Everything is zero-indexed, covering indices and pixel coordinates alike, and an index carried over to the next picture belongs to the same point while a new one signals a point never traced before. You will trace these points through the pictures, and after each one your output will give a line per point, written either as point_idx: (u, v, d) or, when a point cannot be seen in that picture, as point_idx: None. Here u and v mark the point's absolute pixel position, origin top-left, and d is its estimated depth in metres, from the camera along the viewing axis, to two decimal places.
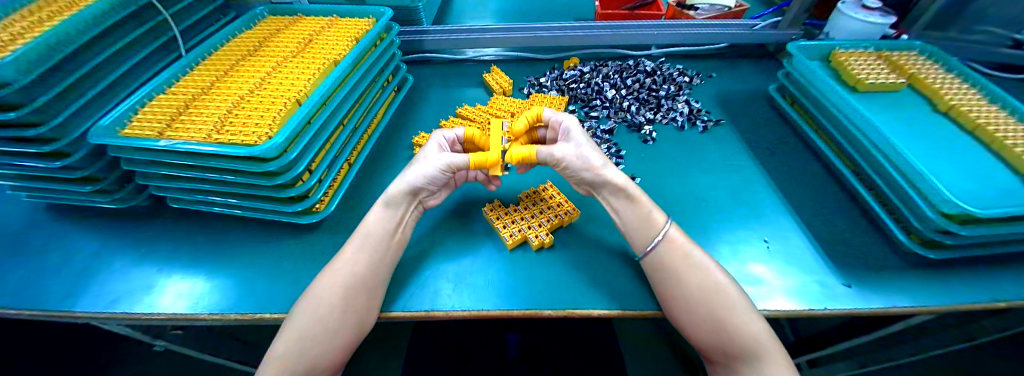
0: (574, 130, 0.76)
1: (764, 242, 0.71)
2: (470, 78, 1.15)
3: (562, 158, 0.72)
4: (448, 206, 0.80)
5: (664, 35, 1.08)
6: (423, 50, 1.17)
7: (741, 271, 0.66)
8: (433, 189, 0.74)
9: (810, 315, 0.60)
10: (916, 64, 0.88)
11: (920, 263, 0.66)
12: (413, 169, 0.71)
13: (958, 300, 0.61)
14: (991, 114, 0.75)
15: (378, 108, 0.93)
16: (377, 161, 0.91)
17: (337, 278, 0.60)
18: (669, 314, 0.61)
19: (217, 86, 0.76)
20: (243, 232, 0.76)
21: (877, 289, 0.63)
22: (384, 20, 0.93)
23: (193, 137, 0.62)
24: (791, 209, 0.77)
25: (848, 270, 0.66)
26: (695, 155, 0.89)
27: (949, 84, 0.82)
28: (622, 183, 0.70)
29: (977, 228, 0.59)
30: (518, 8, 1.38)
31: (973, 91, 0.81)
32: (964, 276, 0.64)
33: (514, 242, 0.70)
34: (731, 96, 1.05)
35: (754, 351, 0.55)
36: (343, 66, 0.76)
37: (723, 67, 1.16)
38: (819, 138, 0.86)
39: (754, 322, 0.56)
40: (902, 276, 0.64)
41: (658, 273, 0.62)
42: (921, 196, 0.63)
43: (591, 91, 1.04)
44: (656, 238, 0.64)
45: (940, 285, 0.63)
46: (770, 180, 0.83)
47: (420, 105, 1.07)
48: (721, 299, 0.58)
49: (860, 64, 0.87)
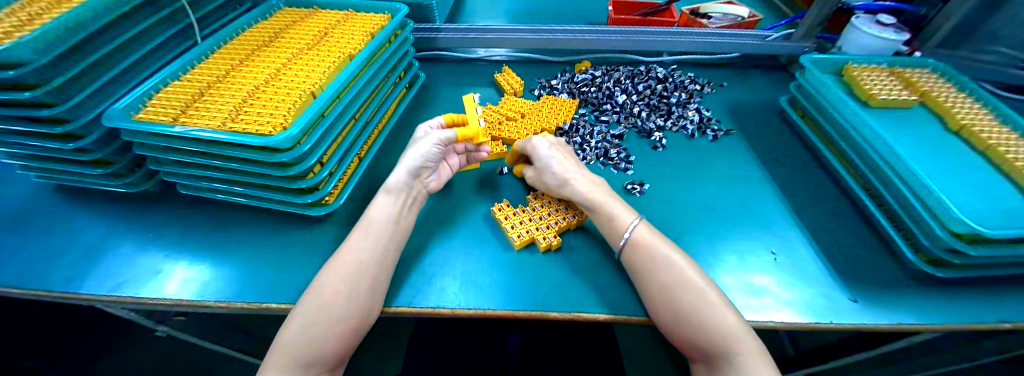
0: (535, 152, 0.77)
1: (771, 254, 0.71)
2: (482, 77, 1.15)
3: (534, 184, 0.80)
4: (459, 202, 0.80)
5: (678, 42, 1.08)
6: (435, 48, 1.17)
7: (747, 281, 0.66)
8: (432, 168, 0.75)
9: (815, 328, 0.61)
10: (928, 82, 0.88)
11: (927, 281, 0.66)
12: (411, 151, 0.73)
13: (962, 320, 0.61)
14: (1002, 135, 0.75)
15: (391, 102, 0.94)
16: (387, 156, 0.91)
17: (347, 269, 0.60)
18: (652, 313, 0.61)
19: (232, 75, 0.76)
20: (251, 221, 0.77)
21: (884, 306, 0.63)
22: (400, 17, 0.93)
23: (208, 125, 0.62)
24: (798, 220, 0.77)
25: (853, 285, 0.66)
26: (705, 164, 0.89)
27: (960, 103, 0.82)
28: (581, 200, 0.72)
29: (987, 248, 0.59)
30: (531, 10, 1.38)
31: (984, 111, 0.81)
32: (970, 296, 0.64)
33: (521, 243, 0.71)
34: (743, 106, 1.05)
35: (728, 349, 0.54)
36: (358, 60, 0.76)
37: (735, 77, 1.16)
38: (831, 152, 0.86)
39: (730, 322, 0.55)
40: (908, 293, 0.64)
41: (634, 272, 0.63)
42: (931, 214, 0.63)
43: (602, 96, 1.04)
44: (624, 236, 0.65)
45: (944, 303, 0.63)
46: (778, 191, 0.83)
47: (430, 102, 1.07)
48: (699, 297, 0.57)
49: (873, 79, 0.87)
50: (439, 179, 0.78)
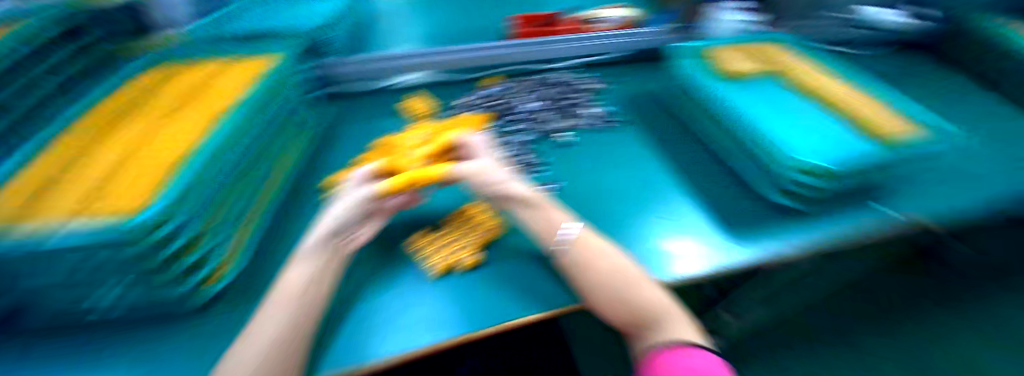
0: (480, 148, 0.82)
1: (670, 219, 0.79)
2: (384, 107, 1.11)
3: (468, 173, 0.75)
4: (367, 247, 0.76)
5: (570, 48, 1.19)
6: (330, 84, 1.12)
7: (655, 248, 0.73)
8: (351, 231, 0.70)
9: (717, 273, 0.69)
10: (769, 50, 1.04)
11: (797, 212, 0.79)
12: (329, 210, 0.69)
13: (833, 236, 0.75)
14: (827, 84, 0.91)
15: (283, 151, 0.88)
16: (296, 202, 0.86)
17: (249, 351, 0.52)
18: (589, 306, 0.65)
19: (81, 152, 0.65)
20: (115, 334, 0.62)
21: (761, 239, 0.75)
22: (281, 62, 0.90)
23: (43, 216, 0.51)
24: (689, 190, 0.86)
25: (737, 230, 0.77)
26: (608, 154, 0.95)
27: (795, 63, 0.98)
28: (526, 195, 0.73)
29: (831, 178, 0.73)
30: (427, 29, 1.35)
31: (813, 66, 0.97)
32: (832, 217, 0.78)
33: (439, 271, 0.72)
34: (633, 98, 1.13)
35: (657, 319, 0.62)
36: (233, 122, 0.71)
37: (625, 72, 1.22)
38: (708, 125, 0.97)
39: (654, 295, 0.64)
40: (783, 225, 0.78)
41: (570, 272, 0.66)
42: (784, 161, 0.76)
43: (507, 107, 1.06)
44: (563, 236, 0.68)
45: (818, 227, 0.76)
46: (672, 170, 0.91)
47: (333, 143, 1.02)
48: (626, 279, 0.64)
49: (724, 58, 1.01)
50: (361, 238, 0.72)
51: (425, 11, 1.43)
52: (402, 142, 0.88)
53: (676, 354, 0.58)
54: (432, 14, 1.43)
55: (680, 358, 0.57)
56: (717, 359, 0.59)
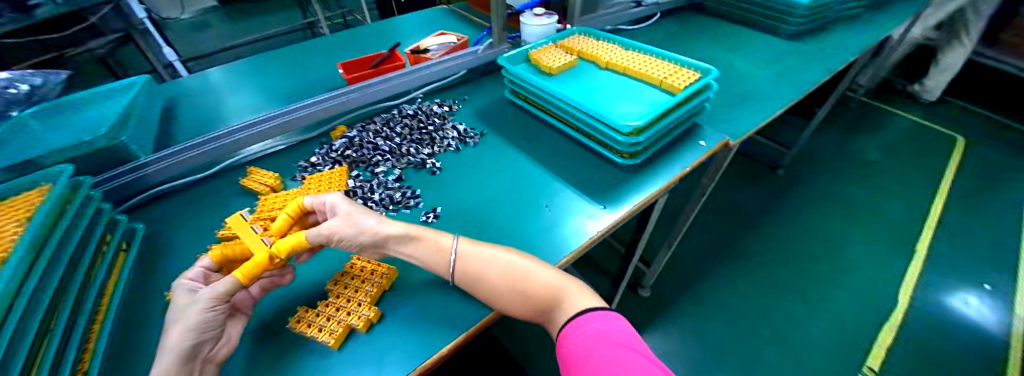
0: (336, 202, 0.76)
1: (546, 206, 0.90)
2: (227, 190, 1.00)
3: (333, 231, 0.72)
4: (245, 349, 0.68)
5: (412, 79, 1.20)
6: (148, 186, 0.96)
7: (538, 238, 0.83)
8: (213, 338, 0.61)
9: (592, 240, 0.82)
10: (577, 42, 1.22)
11: (637, 168, 0.98)
12: (170, 328, 0.58)
13: (666, 180, 0.95)
14: (626, 60, 1.12)
15: (100, 282, 0.73)
16: (139, 330, 0.72)
17: None
18: (499, 308, 0.70)
19: None
20: None
21: (618, 198, 0.91)
22: (66, 180, 0.76)
23: None
24: (555, 176, 0.97)
25: (599, 198, 0.91)
26: (475, 169, 1.00)
27: (600, 49, 1.18)
28: (401, 231, 0.73)
29: (646, 133, 0.92)
30: (253, 100, 1.26)
31: (612, 48, 1.18)
32: (663, 163, 0.99)
33: (338, 339, 0.67)
34: (485, 109, 1.20)
35: (557, 296, 0.69)
36: (2, 279, 0.56)
37: (473, 88, 1.30)
38: (551, 116, 1.09)
39: (549, 277, 0.70)
40: (632, 181, 0.95)
41: (470, 284, 0.70)
42: (616, 133, 0.91)
43: (367, 151, 1.04)
44: (452, 259, 0.71)
45: (655, 175, 0.96)
46: (536, 164, 1.00)
47: (172, 248, 0.87)
48: (523, 272, 0.70)
49: (546, 56, 1.14)
50: (225, 347, 0.63)
51: (244, 82, 1.34)
52: (237, 216, 0.79)
53: (580, 321, 0.64)
54: (253, 80, 1.34)
55: (584, 323, 0.64)
56: (613, 314, 0.66)
